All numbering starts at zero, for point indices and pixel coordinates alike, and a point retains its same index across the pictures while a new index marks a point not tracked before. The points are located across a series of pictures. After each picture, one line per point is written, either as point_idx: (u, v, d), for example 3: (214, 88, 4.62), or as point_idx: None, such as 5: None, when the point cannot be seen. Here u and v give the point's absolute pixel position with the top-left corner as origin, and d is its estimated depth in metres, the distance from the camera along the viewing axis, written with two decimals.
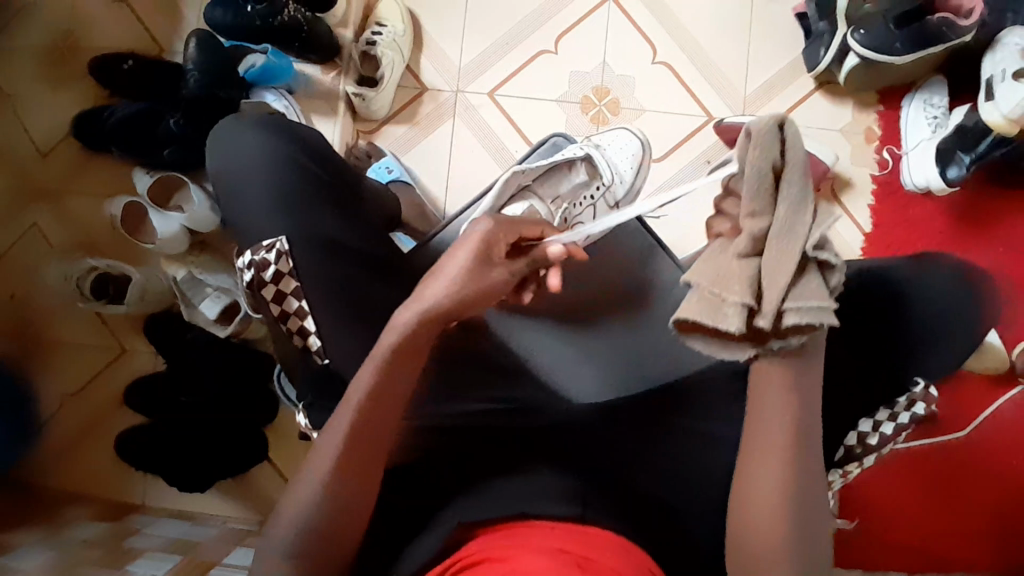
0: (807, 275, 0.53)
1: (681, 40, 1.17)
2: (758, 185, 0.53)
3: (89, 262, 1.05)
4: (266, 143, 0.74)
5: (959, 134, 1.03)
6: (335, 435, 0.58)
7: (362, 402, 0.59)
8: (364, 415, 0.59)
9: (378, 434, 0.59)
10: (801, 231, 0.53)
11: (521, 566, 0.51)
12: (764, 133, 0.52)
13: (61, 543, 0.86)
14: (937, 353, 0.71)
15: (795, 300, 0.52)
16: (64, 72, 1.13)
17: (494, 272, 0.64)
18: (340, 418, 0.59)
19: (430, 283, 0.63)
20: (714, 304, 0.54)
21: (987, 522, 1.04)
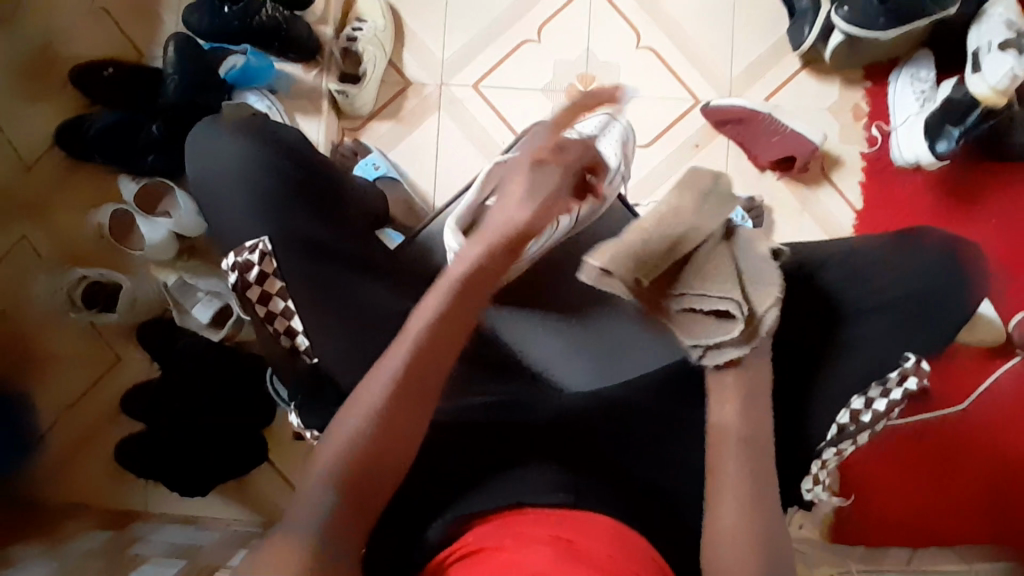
0: (718, 284, 0.60)
1: (663, 24, 1.16)
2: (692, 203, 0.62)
3: (77, 272, 1.05)
4: (244, 148, 0.73)
5: (945, 108, 1.02)
6: (344, 437, 0.57)
7: (378, 410, 0.57)
8: (377, 420, 0.57)
9: (406, 422, 0.58)
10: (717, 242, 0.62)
11: (518, 556, 0.51)
12: (690, 174, 0.64)
13: (64, 554, 0.86)
14: (907, 335, 0.70)
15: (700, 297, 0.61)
16: (44, 83, 1.12)
17: (545, 187, 0.69)
18: (348, 420, 0.57)
19: (499, 209, 0.69)
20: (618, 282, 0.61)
21: (987, 494, 1.04)
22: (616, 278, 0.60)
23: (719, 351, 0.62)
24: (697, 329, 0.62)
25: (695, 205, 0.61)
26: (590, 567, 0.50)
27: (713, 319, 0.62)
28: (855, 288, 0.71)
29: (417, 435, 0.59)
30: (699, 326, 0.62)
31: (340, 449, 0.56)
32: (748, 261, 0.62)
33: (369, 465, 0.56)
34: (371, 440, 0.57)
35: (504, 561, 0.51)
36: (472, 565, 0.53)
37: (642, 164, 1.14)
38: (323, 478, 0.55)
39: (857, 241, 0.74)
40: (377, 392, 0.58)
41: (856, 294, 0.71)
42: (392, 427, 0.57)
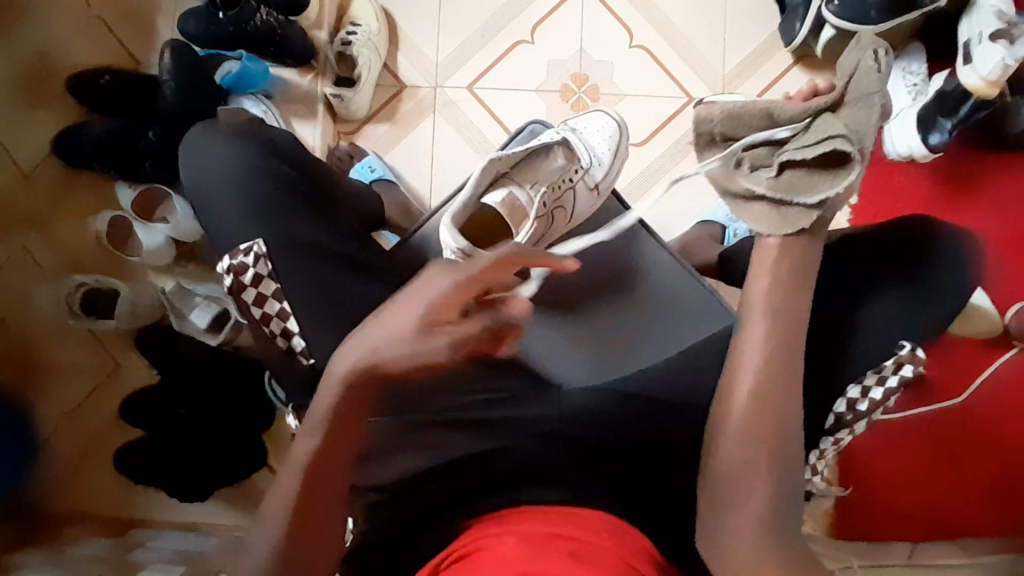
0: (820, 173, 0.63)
1: (656, 22, 1.17)
2: (865, 105, 0.64)
3: (75, 279, 1.04)
4: (238, 150, 0.74)
5: (938, 100, 1.01)
6: (284, 488, 0.54)
7: (310, 457, 0.54)
8: (313, 467, 0.54)
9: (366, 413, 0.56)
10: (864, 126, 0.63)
11: (505, 554, 0.51)
12: (860, 101, 0.64)
13: (67, 561, 0.86)
14: (898, 319, 0.70)
15: (803, 185, 0.63)
16: (42, 92, 1.13)
17: (433, 342, 0.52)
18: (287, 470, 0.54)
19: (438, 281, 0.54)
20: (770, 214, 0.63)
21: (993, 483, 1.03)
22: (756, 204, 0.65)
23: (790, 222, 0.62)
24: (789, 190, 0.63)
25: (866, 111, 0.63)
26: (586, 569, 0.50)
27: (777, 209, 0.63)
28: (852, 274, 0.72)
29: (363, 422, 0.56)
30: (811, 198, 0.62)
31: (287, 492, 0.54)
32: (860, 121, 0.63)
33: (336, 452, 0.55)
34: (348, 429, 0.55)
35: (495, 560, 0.51)
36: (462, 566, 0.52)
37: (635, 161, 1.15)
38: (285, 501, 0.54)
39: (872, 234, 0.74)
40: (315, 433, 0.55)
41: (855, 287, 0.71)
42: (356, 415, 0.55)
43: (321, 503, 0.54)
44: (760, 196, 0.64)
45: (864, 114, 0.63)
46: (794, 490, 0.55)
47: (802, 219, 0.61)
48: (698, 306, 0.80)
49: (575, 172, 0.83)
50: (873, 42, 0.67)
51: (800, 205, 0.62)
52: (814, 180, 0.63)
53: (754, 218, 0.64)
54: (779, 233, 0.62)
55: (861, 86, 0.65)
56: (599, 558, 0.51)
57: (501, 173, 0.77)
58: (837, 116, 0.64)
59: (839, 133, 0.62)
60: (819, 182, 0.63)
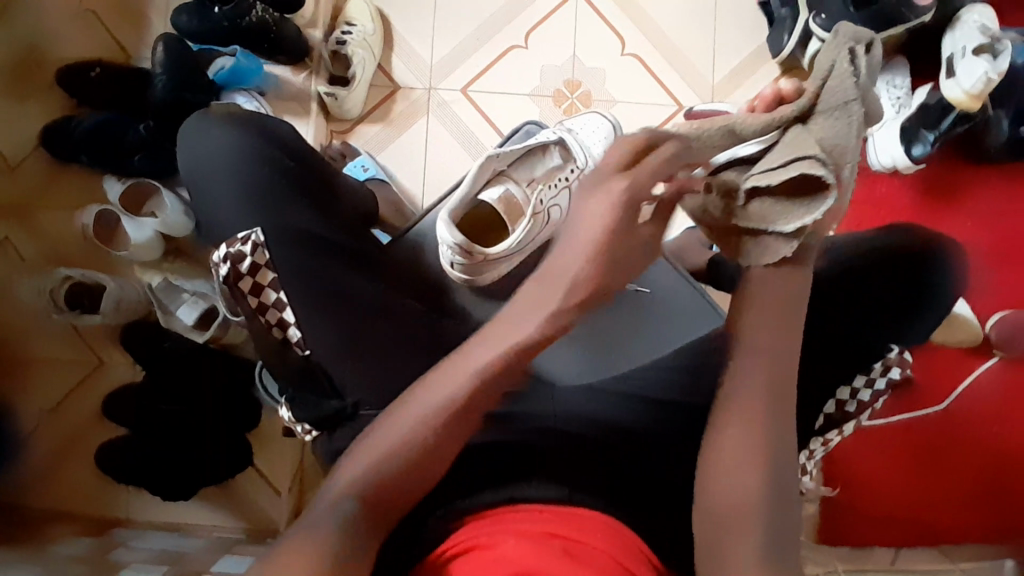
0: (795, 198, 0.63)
1: (648, 31, 1.19)
2: (835, 122, 0.64)
3: (61, 272, 1.02)
4: (234, 140, 0.74)
5: (921, 112, 1.04)
6: (360, 464, 0.53)
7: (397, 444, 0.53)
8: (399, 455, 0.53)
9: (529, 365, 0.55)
10: (836, 143, 0.63)
11: (507, 553, 0.51)
12: (831, 120, 0.64)
13: (45, 560, 0.84)
14: (885, 320, 0.72)
15: (777, 212, 0.63)
16: (30, 83, 1.12)
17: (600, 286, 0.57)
18: (367, 449, 0.54)
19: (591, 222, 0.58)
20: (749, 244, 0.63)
21: (971, 488, 1.06)
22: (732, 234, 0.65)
23: (769, 250, 0.62)
24: (767, 217, 0.63)
25: (837, 129, 0.63)
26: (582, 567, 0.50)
27: (755, 239, 0.63)
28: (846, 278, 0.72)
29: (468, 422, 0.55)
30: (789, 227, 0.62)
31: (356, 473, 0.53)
32: (831, 140, 0.63)
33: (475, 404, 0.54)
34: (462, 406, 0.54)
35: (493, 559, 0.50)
36: (461, 564, 0.52)
37: None
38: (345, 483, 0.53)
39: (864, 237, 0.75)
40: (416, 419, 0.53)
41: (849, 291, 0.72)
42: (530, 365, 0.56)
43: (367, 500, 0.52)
44: (735, 226, 0.65)
45: (832, 133, 0.63)
46: (788, 487, 0.56)
47: (780, 249, 0.61)
48: (688, 308, 0.83)
49: (571, 171, 0.84)
50: (851, 37, 0.67)
51: (777, 234, 0.62)
52: (790, 201, 0.63)
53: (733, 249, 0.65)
54: (760, 263, 0.62)
55: (834, 97, 0.64)
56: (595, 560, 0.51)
57: (499, 170, 0.80)
58: (808, 133, 0.64)
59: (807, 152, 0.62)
60: (795, 209, 0.63)
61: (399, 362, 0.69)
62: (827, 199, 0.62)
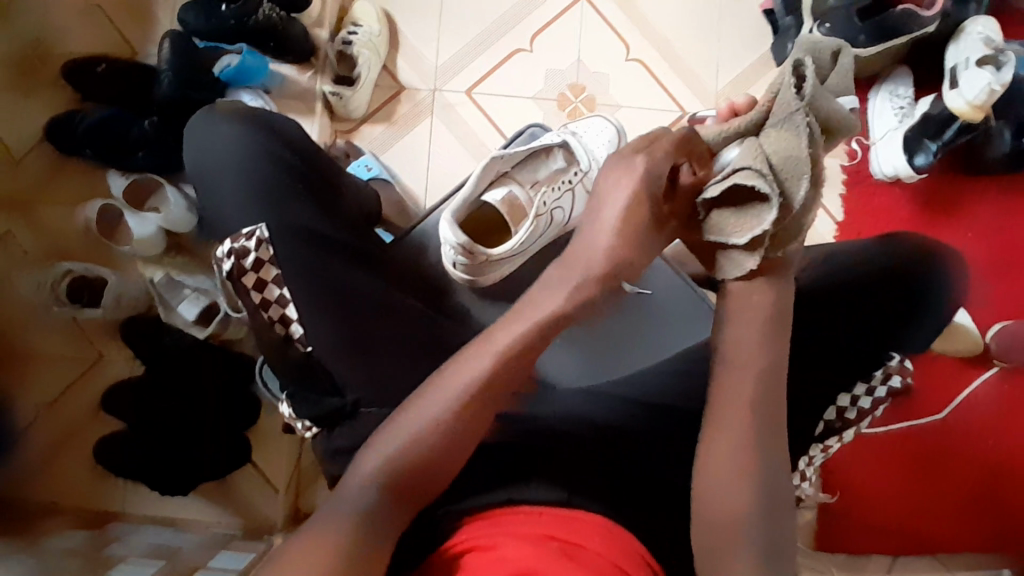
0: (747, 209, 0.60)
1: (652, 37, 1.19)
2: (780, 131, 0.61)
3: (63, 266, 1.03)
4: (240, 136, 0.74)
5: (922, 123, 1.05)
6: (378, 455, 0.54)
7: (417, 432, 0.54)
8: (419, 443, 0.54)
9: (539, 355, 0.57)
10: (781, 150, 0.59)
11: (508, 554, 0.52)
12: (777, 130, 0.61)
13: (40, 553, 0.83)
14: (884, 329, 0.72)
15: (732, 226, 0.61)
16: (36, 75, 1.12)
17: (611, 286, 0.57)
18: (387, 438, 0.55)
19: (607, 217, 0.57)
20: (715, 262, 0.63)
21: (968, 499, 1.06)
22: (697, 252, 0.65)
23: (735, 265, 0.61)
24: (727, 229, 0.61)
25: (780, 137, 0.60)
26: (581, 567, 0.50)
27: (718, 256, 0.62)
28: (846, 286, 0.72)
29: (488, 412, 0.56)
30: (741, 241, 0.60)
31: (376, 464, 0.54)
32: (774, 149, 0.60)
33: (484, 399, 0.55)
34: (482, 397, 0.55)
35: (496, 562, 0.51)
36: (461, 565, 0.53)
37: None
38: (366, 472, 0.53)
39: (868, 247, 0.75)
40: (434, 408, 0.54)
41: (851, 297, 0.72)
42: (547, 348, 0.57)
43: (396, 486, 0.53)
44: (699, 239, 0.64)
45: (775, 141, 0.60)
46: (785, 492, 0.56)
47: (746, 262, 0.60)
48: (686, 311, 0.83)
49: (574, 174, 0.85)
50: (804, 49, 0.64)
51: (737, 249, 0.61)
52: (747, 213, 0.60)
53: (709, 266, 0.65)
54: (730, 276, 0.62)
55: (781, 108, 0.62)
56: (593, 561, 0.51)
57: (503, 172, 0.80)
58: (760, 145, 0.61)
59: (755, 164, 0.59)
60: (750, 219, 0.60)
61: (396, 361, 0.69)
62: (777, 207, 0.58)
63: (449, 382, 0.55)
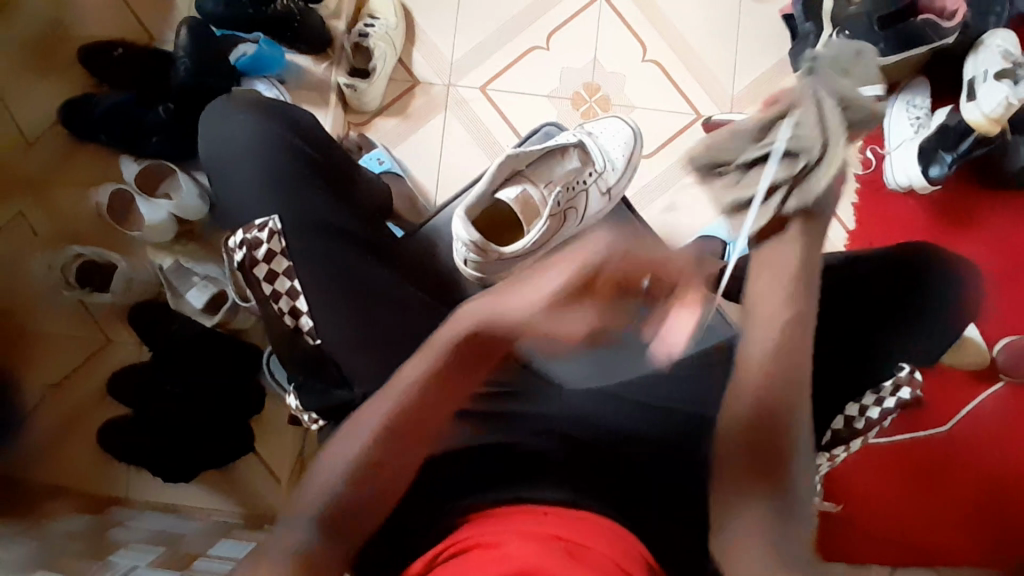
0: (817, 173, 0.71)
1: (669, 39, 1.19)
2: (828, 109, 0.72)
3: (74, 250, 1.03)
4: (257, 127, 0.74)
5: (939, 134, 1.04)
6: (347, 451, 0.59)
7: (373, 432, 0.60)
8: (376, 443, 0.59)
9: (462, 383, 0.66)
10: (815, 120, 0.72)
11: (510, 551, 0.51)
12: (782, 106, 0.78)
13: (43, 536, 0.84)
14: (890, 340, 0.72)
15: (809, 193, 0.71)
16: (52, 58, 1.12)
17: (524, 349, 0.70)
18: (348, 439, 0.60)
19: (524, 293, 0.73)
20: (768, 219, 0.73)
21: (973, 514, 1.05)
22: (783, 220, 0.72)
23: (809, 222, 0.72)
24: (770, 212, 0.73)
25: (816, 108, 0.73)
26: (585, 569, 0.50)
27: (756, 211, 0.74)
28: (847, 297, 0.73)
29: (430, 416, 0.63)
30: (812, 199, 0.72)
31: (345, 459, 0.58)
32: (829, 119, 0.72)
33: (417, 410, 0.62)
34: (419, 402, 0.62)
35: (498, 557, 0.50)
36: (461, 562, 0.52)
37: (642, 172, 1.16)
38: (339, 469, 0.58)
39: (881, 258, 0.76)
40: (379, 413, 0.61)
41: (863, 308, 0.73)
42: (475, 374, 0.66)
43: (364, 476, 0.58)
44: None
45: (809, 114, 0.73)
46: None
47: (778, 211, 0.72)
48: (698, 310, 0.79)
49: (589, 174, 0.85)
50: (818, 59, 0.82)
51: (770, 205, 0.72)
52: (792, 162, 0.72)
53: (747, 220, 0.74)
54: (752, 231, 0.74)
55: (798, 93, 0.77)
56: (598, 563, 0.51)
57: (517, 170, 0.81)
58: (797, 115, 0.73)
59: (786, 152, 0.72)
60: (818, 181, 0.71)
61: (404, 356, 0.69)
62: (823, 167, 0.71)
63: (374, 408, 0.61)
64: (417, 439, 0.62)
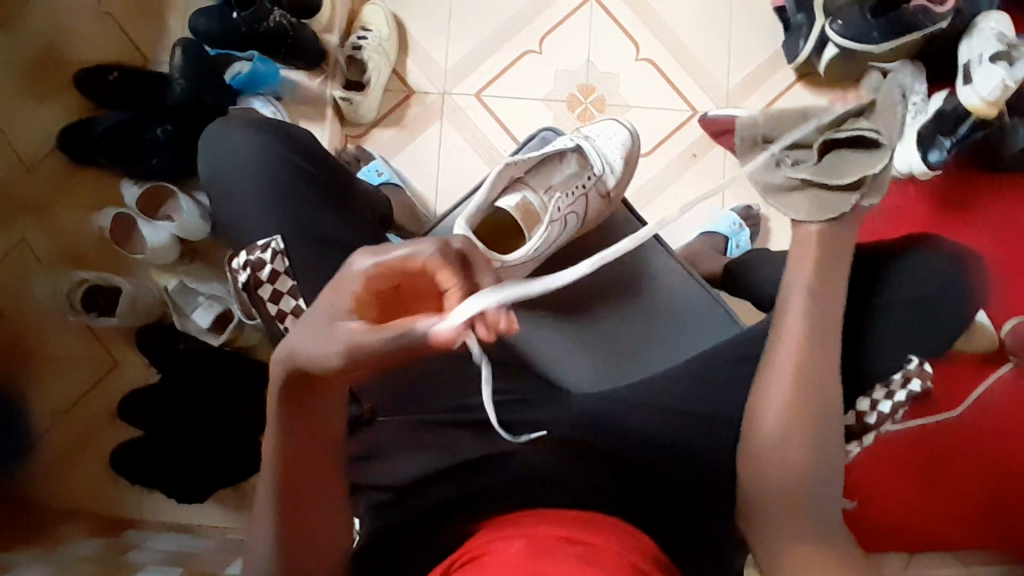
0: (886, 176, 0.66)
1: (662, 37, 1.18)
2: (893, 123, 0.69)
3: (78, 274, 1.05)
4: (256, 145, 0.74)
5: (938, 117, 1.02)
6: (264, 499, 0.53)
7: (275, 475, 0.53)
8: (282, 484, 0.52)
9: (324, 413, 0.52)
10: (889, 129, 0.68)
11: (514, 556, 0.50)
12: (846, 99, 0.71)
13: (59, 560, 0.84)
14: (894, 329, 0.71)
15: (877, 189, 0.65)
16: (49, 85, 1.13)
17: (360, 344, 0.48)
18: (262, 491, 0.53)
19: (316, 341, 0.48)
20: (826, 203, 0.64)
21: (988, 502, 1.05)
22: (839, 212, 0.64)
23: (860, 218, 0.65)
24: (827, 171, 0.65)
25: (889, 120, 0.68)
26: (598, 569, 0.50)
27: (815, 199, 0.64)
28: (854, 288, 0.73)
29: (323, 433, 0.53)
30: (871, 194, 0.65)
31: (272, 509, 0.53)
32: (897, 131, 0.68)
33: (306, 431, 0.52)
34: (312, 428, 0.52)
35: (504, 562, 0.50)
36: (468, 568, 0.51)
37: (642, 171, 1.16)
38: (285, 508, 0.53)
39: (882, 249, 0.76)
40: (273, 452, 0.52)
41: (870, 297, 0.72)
42: (323, 409, 0.51)
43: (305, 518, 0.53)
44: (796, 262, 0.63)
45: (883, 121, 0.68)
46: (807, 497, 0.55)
47: (836, 203, 0.64)
48: (701, 313, 0.82)
49: (587, 177, 0.85)
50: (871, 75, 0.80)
51: (838, 191, 0.64)
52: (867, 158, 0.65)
53: (801, 209, 0.65)
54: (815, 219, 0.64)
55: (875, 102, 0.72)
56: (612, 562, 0.51)
57: (516, 177, 0.81)
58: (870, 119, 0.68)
59: (868, 124, 0.66)
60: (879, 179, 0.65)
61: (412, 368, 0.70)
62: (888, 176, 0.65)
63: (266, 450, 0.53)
64: (310, 459, 0.53)
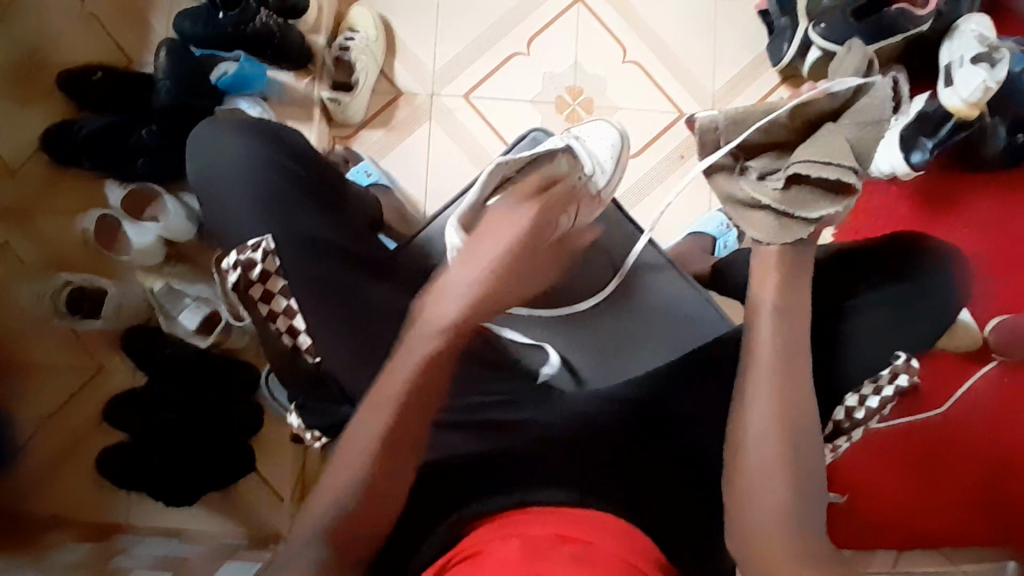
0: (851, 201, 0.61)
1: (647, 39, 1.19)
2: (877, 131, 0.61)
3: (62, 278, 1.03)
4: (244, 148, 0.74)
5: (920, 120, 1.04)
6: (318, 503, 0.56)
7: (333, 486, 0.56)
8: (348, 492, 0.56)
9: (430, 399, 0.59)
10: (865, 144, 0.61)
11: (515, 553, 0.50)
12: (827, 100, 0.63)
13: (46, 566, 0.82)
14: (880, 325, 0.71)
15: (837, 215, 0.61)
16: (31, 88, 1.11)
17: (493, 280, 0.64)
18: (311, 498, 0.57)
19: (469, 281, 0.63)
20: (783, 230, 0.61)
21: (975, 498, 1.06)
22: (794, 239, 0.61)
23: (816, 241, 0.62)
24: (793, 203, 0.61)
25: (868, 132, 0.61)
26: (595, 565, 0.50)
27: (772, 225, 0.62)
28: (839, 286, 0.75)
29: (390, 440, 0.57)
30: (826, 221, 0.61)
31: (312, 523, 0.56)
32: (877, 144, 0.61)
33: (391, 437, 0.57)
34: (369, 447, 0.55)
35: (503, 559, 0.49)
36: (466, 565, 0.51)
37: (630, 172, 1.17)
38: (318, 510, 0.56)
39: (869, 248, 0.77)
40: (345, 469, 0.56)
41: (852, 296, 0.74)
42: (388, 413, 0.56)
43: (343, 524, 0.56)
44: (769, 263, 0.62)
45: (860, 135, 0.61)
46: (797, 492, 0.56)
47: (793, 231, 0.61)
48: (690, 310, 0.83)
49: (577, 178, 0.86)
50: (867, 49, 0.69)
51: (796, 222, 0.60)
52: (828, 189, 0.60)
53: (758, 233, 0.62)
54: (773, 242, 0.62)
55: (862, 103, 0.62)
56: (610, 559, 0.51)
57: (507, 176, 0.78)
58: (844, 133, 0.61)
59: (839, 150, 0.59)
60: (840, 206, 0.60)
61: None
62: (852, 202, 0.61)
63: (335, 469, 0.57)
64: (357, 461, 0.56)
